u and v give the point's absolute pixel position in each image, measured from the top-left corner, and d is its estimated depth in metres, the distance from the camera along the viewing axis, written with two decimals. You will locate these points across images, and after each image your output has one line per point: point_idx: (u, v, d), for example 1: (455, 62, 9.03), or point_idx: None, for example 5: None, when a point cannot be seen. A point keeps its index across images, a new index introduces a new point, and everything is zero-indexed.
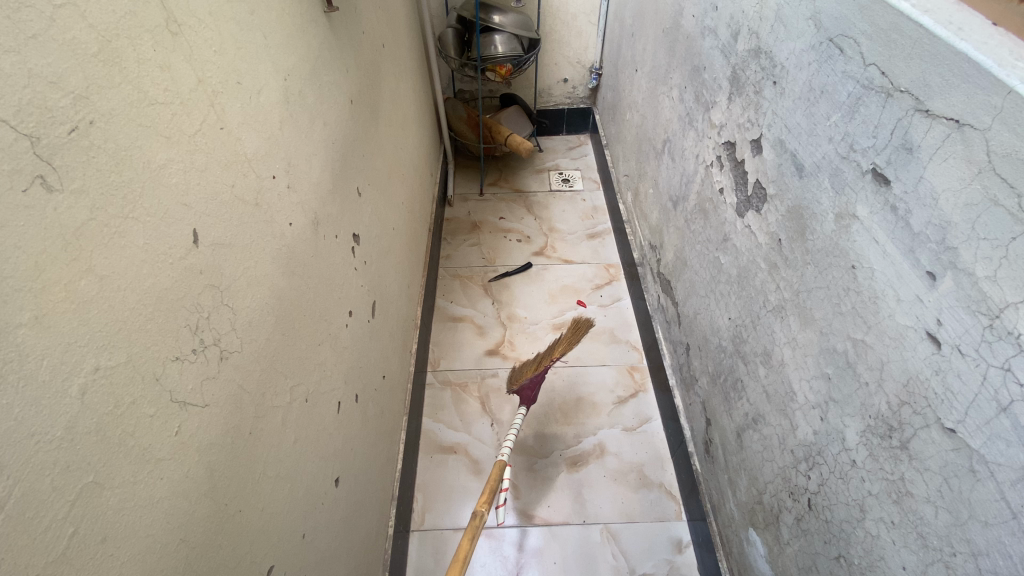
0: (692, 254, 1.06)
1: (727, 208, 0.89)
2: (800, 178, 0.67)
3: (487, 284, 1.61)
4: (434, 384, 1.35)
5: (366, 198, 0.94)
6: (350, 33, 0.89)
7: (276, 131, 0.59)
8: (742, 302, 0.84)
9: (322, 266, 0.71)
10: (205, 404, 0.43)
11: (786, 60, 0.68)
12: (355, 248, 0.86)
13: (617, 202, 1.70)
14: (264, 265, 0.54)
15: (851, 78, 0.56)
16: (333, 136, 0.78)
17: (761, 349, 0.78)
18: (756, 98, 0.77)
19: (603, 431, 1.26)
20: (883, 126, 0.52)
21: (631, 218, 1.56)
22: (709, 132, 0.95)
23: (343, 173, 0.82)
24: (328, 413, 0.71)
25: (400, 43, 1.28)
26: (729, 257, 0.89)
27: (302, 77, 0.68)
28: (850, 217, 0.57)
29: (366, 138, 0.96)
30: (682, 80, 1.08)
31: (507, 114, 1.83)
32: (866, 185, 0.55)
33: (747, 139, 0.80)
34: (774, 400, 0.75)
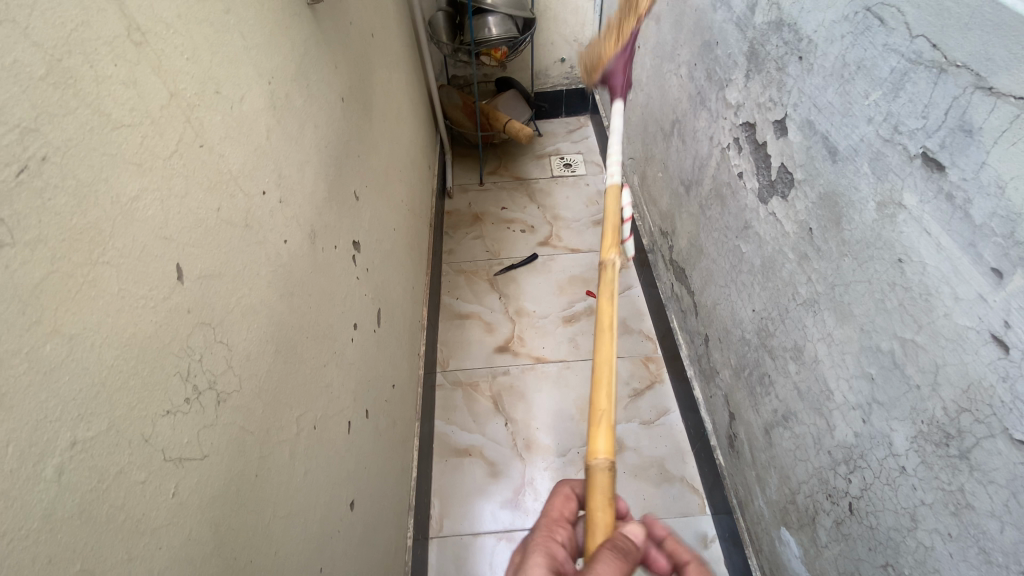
0: (709, 242, 1.02)
1: (748, 193, 0.84)
2: (833, 163, 0.62)
3: (493, 278, 1.56)
4: (445, 384, 1.32)
5: (364, 201, 0.89)
6: (337, 25, 0.83)
7: (263, 141, 0.54)
8: (768, 294, 0.80)
9: (323, 280, 0.67)
10: (204, 456, 0.39)
11: (814, 32, 0.62)
12: (357, 256, 0.81)
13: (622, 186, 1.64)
14: (260, 291, 0.50)
15: (894, 52, 0.51)
16: (325, 139, 0.72)
17: (791, 344, 0.74)
18: (779, 76, 0.71)
19: (620, 425, 1.23)
20: (935, 106, 0.47)
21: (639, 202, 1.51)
22: (724, 112, 0.89)
23: (339, 177, 0.77)
24: (339, 436, 0.67)
25: (389, 31, 1.21)
26: (751, 246, 0.84)
27: (289, 78, 0.62)
28: (895, 207, 0.52)
29: (360, 138, 0.91)
30: (691, 57, 1.02)
31: (504, 98, 1.76)
32: (915, 172, 0.49)
33: (770, 120, 0.75)
34: (807, 398, 0.71)
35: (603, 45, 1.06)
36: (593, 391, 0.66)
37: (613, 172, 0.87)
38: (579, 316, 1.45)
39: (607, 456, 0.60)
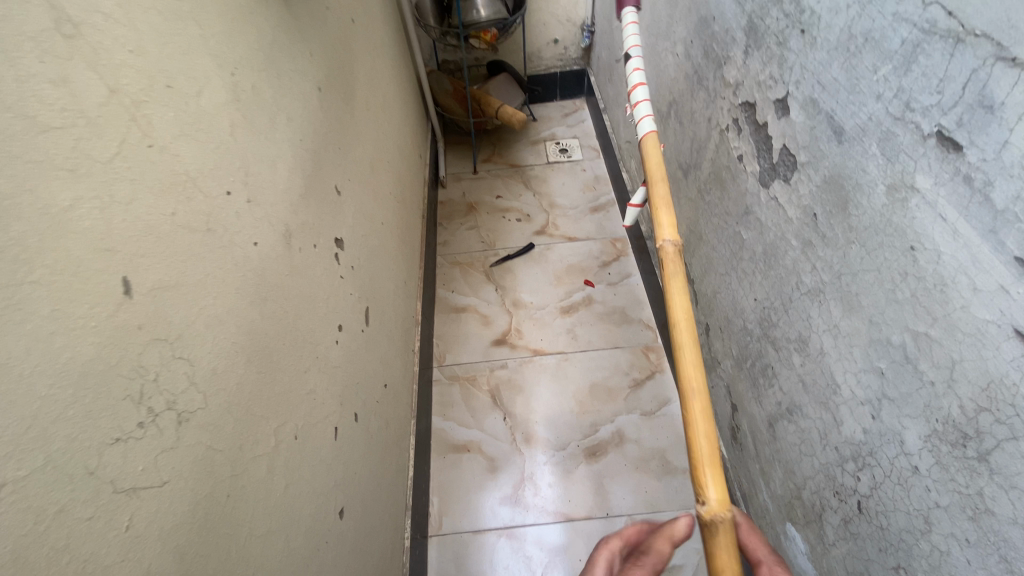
0: (709, 228, 0.98)
1: (749, 177, 0.80)
2: (839, 144, 0.58)
3: (489, 269, 1.53)
4: (442, 380, 1.29)
5: (347, 196, 0.85)
6: (312, 10, 0.79)
7: (227, 138, 0.51)
8: (771, 283, 0.76)
9: (301, 281, 0.63)
10: (164, 482, 0.37)
11: (817, 3, 0.58)
12: (340, 254, 0.78)
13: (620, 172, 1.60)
14: (227, 299, 0.47)
15: (904, 21, 0.47)
16: (300, 132, 0.68)
17: (796, 335, 0.71)
18: (780, 51, 0.67)
19: (621, 417, 1.20)
20: (951, 80, 0.42)
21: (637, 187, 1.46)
22: (723, 92, 0.85)
23: (318, 172, 0.73)
24: (324, 444, 0.64)
25: (372, 15, 1.16)
26: (752, 233, 0.81)
27: (256, 69, 0.58)
28: (907, 191, 0.48)
29: (342, 129, 0.87)
30: (687, 34, 0.97)
31: (495, 83, 1.71)
32: (930, 152, 0.46)
33: (771, 99, 0.71)
34: (813, 392, 0.68)
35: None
36: (689, 430, 0.53)
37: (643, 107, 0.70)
38: (577, 306, 1.42)
39: (724, 509, 0.49)
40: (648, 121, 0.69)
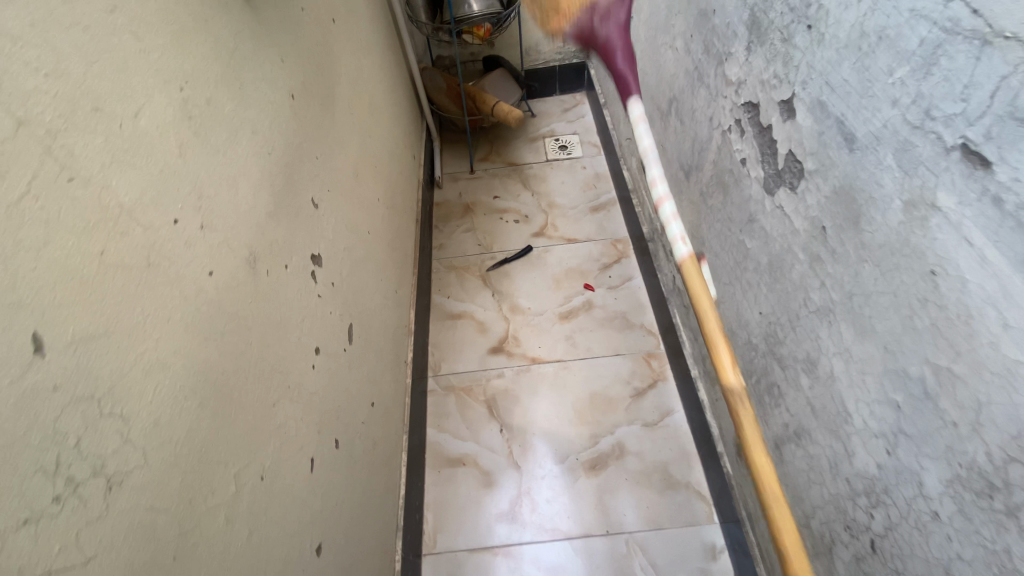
0: (711, 234, 0.92)
1: (751, 183, 0.75)
2: (849, 152, 0.52)
3: (486, 273, 1.49)
4: (437, 391, 1.25)
5: (327, 209, 0.81)
6: (285, 12, 0.74)
7: (176, 162, 0.46)
8: (775, 298, 0.71)
9: (271, 308, 0.59)
10: (91, 557, 0.33)
11: None
12: (318, 272, 0.74)
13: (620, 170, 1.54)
14: (173, 340, 0.43)
15: (924, 19, 0.41)
16: (269, 146, 0.64)
17: (803, 355, 0.66)
18: (784, 48, 0.62)
19: (622, 429, 1.16)
20: (978, 86, 0.37)
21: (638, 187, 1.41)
22: (724, 91, 0.79)
23: (291, 187, 0.69)
24: (298, 479, 0.61)
25: (357, 14, 1.10)
26: (756, 243, 0.75)
27: (214, 82, 0.54)
28: (927, 209, 0.43)
29: (321, 138, 0.82)
30: (687, 27, 0.91)
31: (491, 79, 1.65)
32: (953, 167, 0.40)
33: (775, 100, 0.65)
34: (822, 417, 0.63)
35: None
36: None
37: (675, 223, 0.59)
38: (577, 312, 1.37)
39: None
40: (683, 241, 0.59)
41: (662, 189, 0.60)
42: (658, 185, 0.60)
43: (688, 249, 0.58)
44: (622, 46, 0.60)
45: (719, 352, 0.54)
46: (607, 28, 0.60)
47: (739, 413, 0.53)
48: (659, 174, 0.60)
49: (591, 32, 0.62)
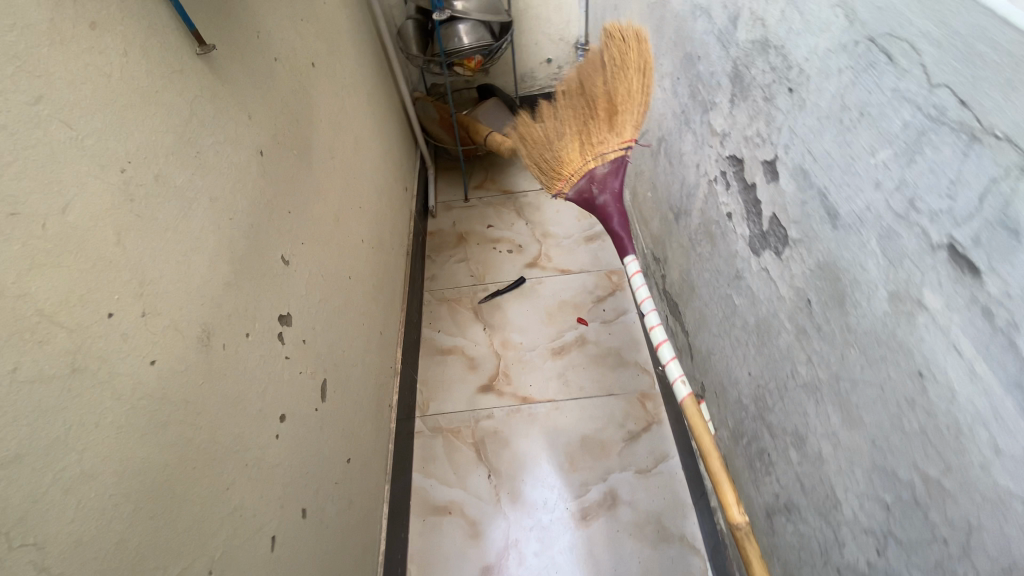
0: (701, 282, 0.89)
1: (738, 238, 0.71)
2: (833, 229, 0.49)
3: (477, 306, 1.46)
4: (425, 432, 1.21)
5: (301, 263, 0.78)
6: (256, 65, 0.72)
7: (114, 251, 0.44)
8: (763, 362, 0.67)
9: (227, 383, 0.57)
10: None
11: (805, 61, 0.50)
12: (287, 332, 0.71)
13: None
14: (105, 445, 0.41)
15: (905, 102, 0.38)
16: (231, 210, 0.62)
17: (791, 428, 0.62)
18: (766, 107, 0.58)
19: (613, 475, 1.12)
20: (965, 185, 0.34)
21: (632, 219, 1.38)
22: (710, 139, 0.76)
23: (258, 249, 0.67)
24: (255, 562, 0.58)
25: (341, 52, 1.09)
26: (743, 300, 0.72)
27: (166, 155, 0.52)
28: (913, 305, 0.40)
29: (296, 189, 0.80)
30: (673, 69, 0.88)
31: (484, 108, 1.63)
32: (940, 265, 0.37)
33: (758, 159, 0.62)
34: (812, 497, 0.59)
35: (562, 146, 0.89)
36: None
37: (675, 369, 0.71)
38: (569, 348, 1.33)
39: None
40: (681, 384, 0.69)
41: (660, 335, 0.74)
42: (656, 331, 0.74)
43: (688, 393, 0.68)
44: (616, 211, 0.84)
45: (726, 492, 0.62)
46: (604, 195, 0.85)
47: (747, 549, 0.60)
48: (657, 320, 0.74)
49: (591, 196, 0.86)
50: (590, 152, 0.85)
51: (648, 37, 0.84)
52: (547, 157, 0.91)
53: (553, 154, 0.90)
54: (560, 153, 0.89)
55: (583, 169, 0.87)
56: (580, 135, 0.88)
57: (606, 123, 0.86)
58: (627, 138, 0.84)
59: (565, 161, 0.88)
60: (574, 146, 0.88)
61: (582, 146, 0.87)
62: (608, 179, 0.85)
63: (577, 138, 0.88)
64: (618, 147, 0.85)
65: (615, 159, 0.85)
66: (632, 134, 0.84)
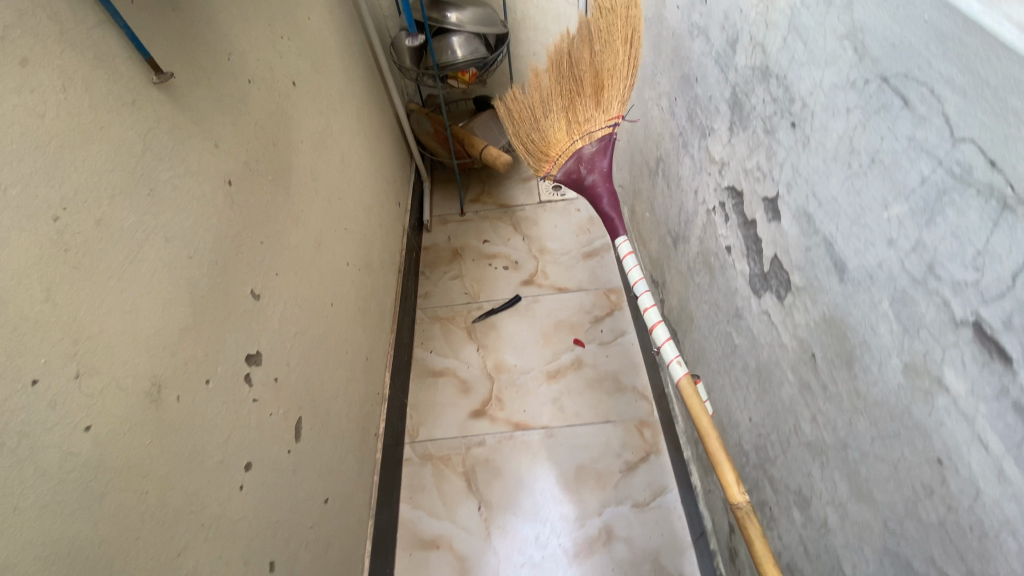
0: (699, 313, 0.84)
1: (737, 274, 0.66)
2: (840, 282, 0.44)
3: (471, 325, 1.41)
4: (413, 460, 1.17)
5: (276, 295, 0.75)
6: (228, 90, 0.69)
7: (41, 310, 0.40)
8: (765, 410, 0.62)
9: (180, 438, 0.53)
10: None
11: (809, 95, 0.45)
12: (255, 373, 0.67)
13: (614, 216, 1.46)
14: (22, 529, 0.37)
15: (923, 153, 0.33)
16: (195, 247, 0.59)
17: (796, 487, 0.57)
18: (767, 140, 0.54)
19: (609, 509, 1.07)
20: (994, 257, 0.29)
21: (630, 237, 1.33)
22: (708, 167, 0.72)
23: (225, 285, 0.63)
24: None
25: (327, 67, 1.05)
26: (744, 341, 0.67)
27: (115, 196, 0.48)
28: (932, 383, 0.35)
29: (272, 217, 0.77)
30: (671, 89, 0.84)
31: (480, 120, 1.59)
32: (963, 345, 0.32)
33: (759, 194, 0.57)
34: (818, 565, 0.54)
35: (550, 126, 0.91)
36: None
37: (670, 349, 0.66)
38: (565, 371, 1.28)
39: None
40: (677, 364, 0.64)
41: (654, 316, 0.69)
42: (651, 313, 0.69)
43: (684, 371, 0.63)
44: (606, 190, 0.83)
45: (724, 470, 0.56)
46: (592, 174, 0.85)
47: (750, 532, 0.54)
48: (652, 304, 0.69)
49: (580, 175, 0.86)
50: (577, 132, 0.87)
51: (634, 6, 0.80)
52: (537, 138, 0.93)
53: (540, 135, 0.93)
54: (549, 134, 0.91)
55: (572, 149, 0.88)
56: (567, 115, 0.89)
57: (592, 98, 0.87)
58: (613, 114, 0.85)
59: (553, 142, 0.90)
60: (560, 126, 0.90)
61: (568, 126, 0.88)
62: (596, 157, 0.85)
63: (564, 116, 0.89)
64: (604, 124, 0.86)
65: (603, 137, 0.85)
66: (618, 111, 0.85)
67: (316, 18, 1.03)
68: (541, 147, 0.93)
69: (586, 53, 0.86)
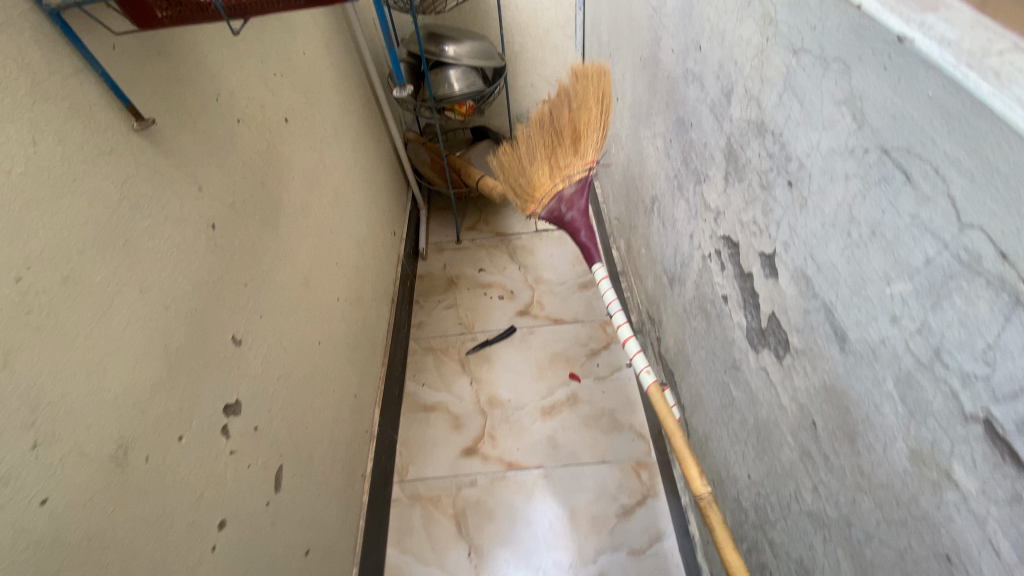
0: (696, 357, 0.81)
1: (734, 325, 0.64)
2: (840, 351, 0.42)
3: (465, 357, 1.38)
4: (402, 500, 1.13)
5: (260, 337, 0.73)
6: (217, 131, 0.68)
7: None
8: (764, 470, 0.60)
9: (147, 502, 0.51)
10: None
11: (805, 156, 0.43)
12: (232, 424, 0.65)
13: (610, 247, 1.45)
14: None
15: (927, 233, 0.31)
16: (173, 296, 0.57)
17: (797, 556, 0.54)
18: (762, 194, 0.52)
19: (604, 557, 1.03)
20: (1006, 354, 0.27)
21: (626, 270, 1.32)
22: (704, 213, 0.70)
23: (205, 333, 0.62)
24: None
25: (322, 100, 1.05)
26: (741, 394, 0.64)
27: (86, 250, 0.47)
28: (941, 475, 0.33)
29: (259, 258, 0.75)
30: (666, 130, 0.84)
31: (477, 150, 1.59)
32: (973, 441, 0.30)
33: (755, 248, 0.55)
34: None
35: (530, 172, 0.91)
36: None
37: (640, 360, 0.72)
38: (560, 407, 1.25)
39: None
40: (645, 373, 0.71)
41: (627, 331, 0.75)
42: (624, 330, 0.75)
43: (651, 379, 0.70)
44: (584, 224, 0.85)
45: (687, 463, 0.62)
46: (572, 212, 0.85)
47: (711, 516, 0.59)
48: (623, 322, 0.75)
49: (560, 214, 0.86)
50: (558, 175, 0.87)
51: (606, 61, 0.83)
52: (518, 183, 0.93)
53: (522, 180, 0.92)
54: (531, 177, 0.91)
55: (553, 190, 0.87)
56: (546, 160, 0.89)
57: (570, 144, 0.87)
58: (591, 158, 0.86)
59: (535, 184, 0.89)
60: (541, 171, 0.89)
61: (549, 171, 0.88)
62: (576, 198, 0.85)
63: (543, 162, 0.90)
64: (583, 168, 0.86)
65: (582, 179, 0.86)
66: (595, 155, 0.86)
67: (312, 53, 1.03)
68: (522, 190, 0.92)
69: (564, 102, 0.88)
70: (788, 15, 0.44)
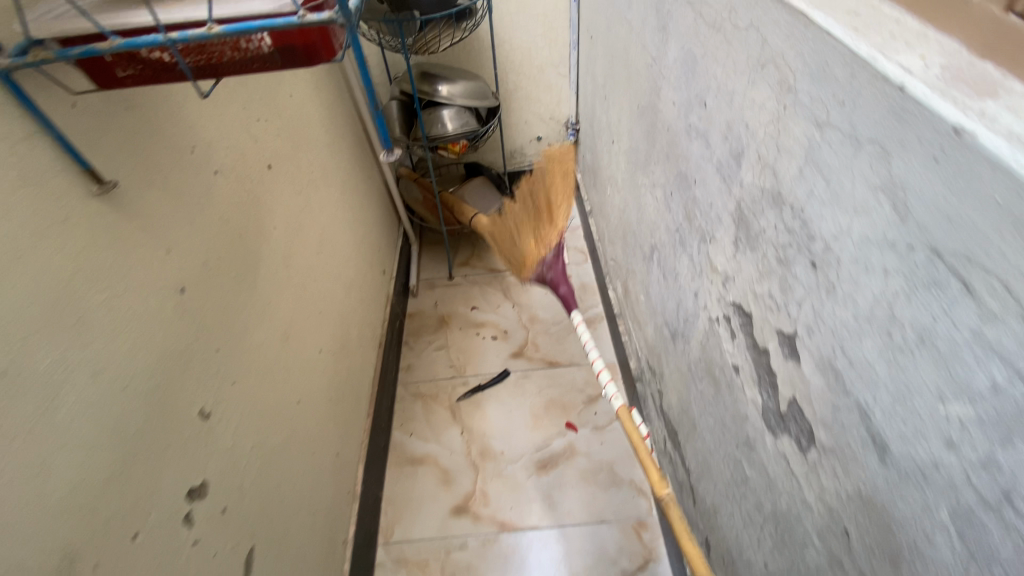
0: (702, 421, 0.76)
1: (747, 400, 0.60)
2: (880, 461, 0.37)
3: (455, 404, 1.32)
4: (386, 564, 1.05)
5: (233, 405, 0.67)
6: (192, 184, 0.64)
7: None
8: (785, 565, 0.54)
9: None
10: None
11: (832, 240, 0.40)
12: (197, 510, 0.58)
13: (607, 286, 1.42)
14: None
15: (994, 357, 0.27)
16: (131, 373, 0.51)
17: None
18: (780, 269, 0.48)
19: None
20: None
21: (623, 313, 1.27)
22: (710, 273, 0.66)
23: (169, 409, 0.56)
24: None
25: (309, 142, 1.01)
26: (756, 475, 0.59)
27: (27, 336, 0.41)
28: None
29: (234, 317, 0.70)
30: (666, 180, 0.81)
31: (470, 186, 1.56)
32: None
33: (772, 324, 0.51)
34: None
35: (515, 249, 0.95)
36: None
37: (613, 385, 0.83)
38: (556, 461, 1.18)
39: None
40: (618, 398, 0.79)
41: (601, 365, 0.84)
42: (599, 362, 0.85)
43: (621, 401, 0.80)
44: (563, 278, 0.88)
45: (650, 469, 0.70)
46: (552, 273, 0.88)
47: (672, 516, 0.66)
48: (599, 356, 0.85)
49: (544, 277, 0.89)
50: (537, 242, 0.90)
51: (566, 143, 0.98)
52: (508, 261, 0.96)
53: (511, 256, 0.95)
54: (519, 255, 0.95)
55: (535, 257, 0.89)
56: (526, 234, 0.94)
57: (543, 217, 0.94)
58: (563, 222, 0.91)
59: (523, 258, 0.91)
60: (524, 243, 0.93)
61: (529, 242, 0.91)
62: (556, 260, 0.89)
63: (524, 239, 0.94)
64: (558, 234, 0.91)
65: (558, 242, 0.90)
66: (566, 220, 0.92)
67: (299, 94, 0.99)
68: (511, 262, 0.97)
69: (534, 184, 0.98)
70: (809, 86, 0.40)
